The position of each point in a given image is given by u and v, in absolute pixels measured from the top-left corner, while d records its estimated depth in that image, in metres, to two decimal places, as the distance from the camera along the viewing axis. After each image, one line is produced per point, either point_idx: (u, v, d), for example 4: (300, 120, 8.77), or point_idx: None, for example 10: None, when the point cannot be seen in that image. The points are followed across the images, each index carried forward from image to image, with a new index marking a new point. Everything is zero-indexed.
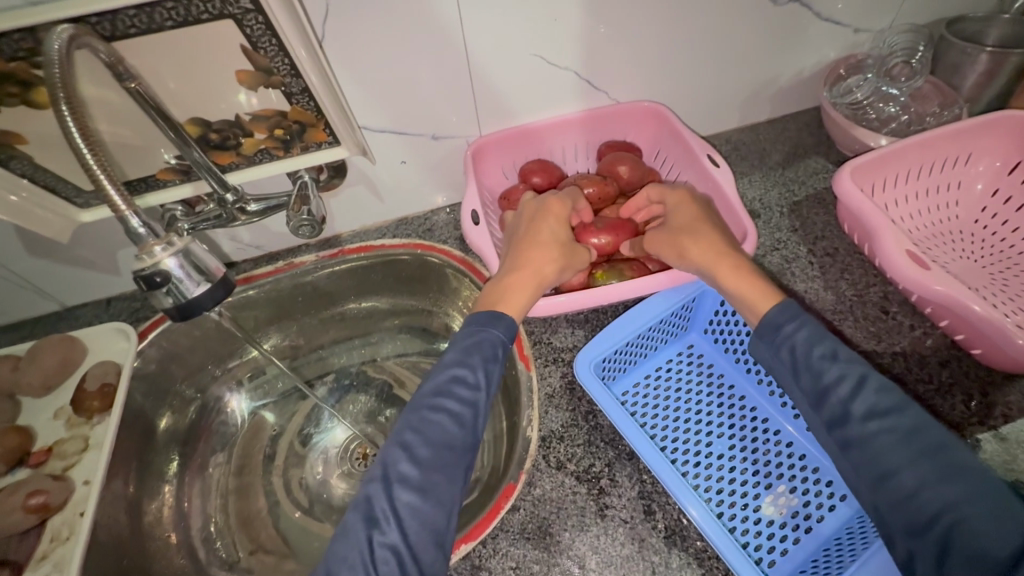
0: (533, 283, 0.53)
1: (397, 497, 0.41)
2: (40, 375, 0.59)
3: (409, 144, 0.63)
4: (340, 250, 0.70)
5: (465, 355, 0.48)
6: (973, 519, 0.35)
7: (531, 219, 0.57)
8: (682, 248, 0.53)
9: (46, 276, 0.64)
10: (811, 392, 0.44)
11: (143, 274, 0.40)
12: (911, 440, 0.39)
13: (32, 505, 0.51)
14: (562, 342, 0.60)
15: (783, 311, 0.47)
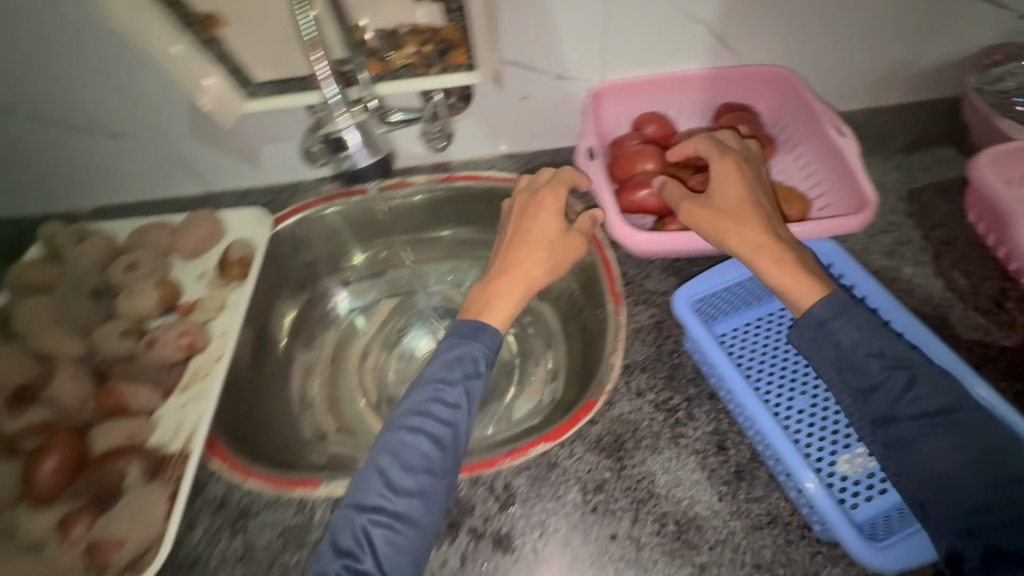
0: (520, 288, 0.53)
1: (372, 526, 0.43)
2: (193, 240, 0.68)
3: (534, 80, 0.67)
4: (451, 176, 0.75)
5: (444, 372, 0.49)
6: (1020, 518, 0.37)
7: (522, 218, 0.56)
8: (722, 236, 0.51)
9: (203, 159, 0.73)
10: (859, 388, 0.45)
11: (333, 136, 0.55)
12: (961, 441, 0.41)
13: (182, 342, 0.59)
14: (654, 286, 0.62)
15: (829, 306, 0.46)
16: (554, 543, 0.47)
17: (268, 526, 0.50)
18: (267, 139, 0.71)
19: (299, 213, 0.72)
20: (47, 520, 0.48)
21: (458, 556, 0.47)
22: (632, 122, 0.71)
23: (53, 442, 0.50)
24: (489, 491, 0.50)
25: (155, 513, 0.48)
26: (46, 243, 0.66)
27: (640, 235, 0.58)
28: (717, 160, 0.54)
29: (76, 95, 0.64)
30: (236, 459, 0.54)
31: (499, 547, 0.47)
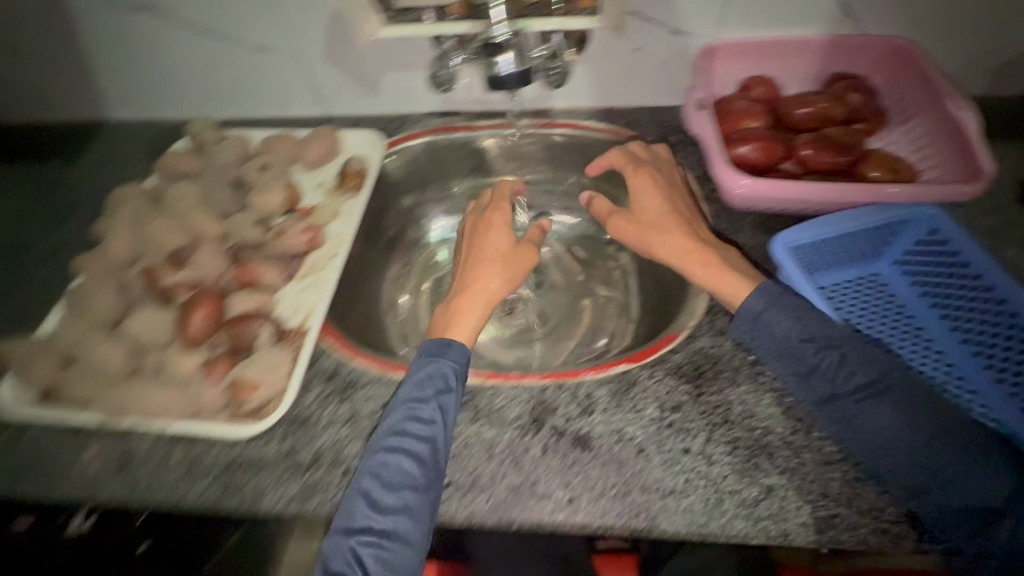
0: (481, 301, 0.58)
1: (360, 547, 0.44)
2: (316, 152, 0.74)
3: (651, 32, 0.69)
4: (552, 122, 0.79)
5: (418, 389, 0.51)
6: (966, 474, 0.42)
7: (474, 241, 0.62)
8: (650, 245, 0.59)
9: (329, 81, 0.79)
10: (800, 370, 0.49)
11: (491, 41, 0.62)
12: (903, 412, 0.45)
13: (305, 236, 0.66)
14: (745, 240, 0.64)
15: (762, 296, 0.51)
16: (630, 448, 0.51)
17: (373, 398, 0.56)
18: (390, 67, 0.77)
19: (409, 141, 0.80)
20: (191, 363, 0.55)
21: (540, 446, 0.51)
22: (740, 84, 0.72)
23: (200, 299, 0.57)
24: (572, 396, 0.54)
25: (279, 373, 0.55)
26: (193, 138, 0.73)
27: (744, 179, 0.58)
28: (634, 177, 0.63)
29: (239, 8, 0.72)
30: (345, 340, 0.60)
31: (577, 445, 0.51)
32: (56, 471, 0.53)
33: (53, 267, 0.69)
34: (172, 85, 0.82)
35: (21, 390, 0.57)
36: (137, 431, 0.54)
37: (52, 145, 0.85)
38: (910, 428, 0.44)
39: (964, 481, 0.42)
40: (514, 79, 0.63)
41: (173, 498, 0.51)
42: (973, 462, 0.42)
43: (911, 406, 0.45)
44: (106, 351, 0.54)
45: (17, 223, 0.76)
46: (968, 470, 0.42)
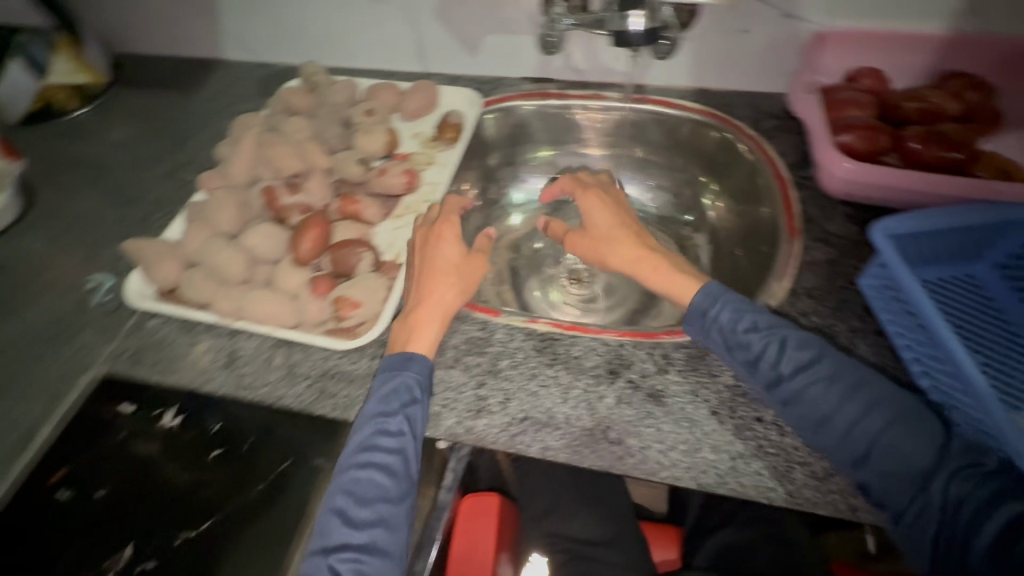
0: (437, 316, 0.55)
1: (338, 563, 0.46)
2: (416, 104, 0.78)
3: (761, 14, 0.69)
4: (644, 98, 0.79)
5: (384, 405, 0.51)
6: (898, 442, 0.46)
7: (425, 253, 0.59)
8: (603, 258, 0.61)
9: (433, 38, 0.83)
10: (747, 359, 0.51)
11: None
12: (842, 390, 0.48)
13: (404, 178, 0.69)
14: (834, 229, 0.64)
15: (706, 296, 0.54)
16: (702, 409, 0.52)
17: (457, 333, 0.59)
18: (494, 29, 0.79)
19: (503, 102, 0.82)
20: (296, 279, 0.59)
21: (614, 396, 0.53)
22: (846, 74, 0.71)
23: (311, 223, 0.61)
24: (649, 354, 0.56)
25: (378, 297, 0.59)
26: (307, 78, 0.78)
27: (846, 163, 0.61)
28: (582, 199, 0.65)
29: None
30: None
31: (650, 399, 0.53)
32: (173, 359, 0.60)
33: (174, 184, 0.77)
34: (286, 29, 0.86)
35: (145, 284, 0.64)
36: (245, 333, 0.60)
37: (177, 76, 0.93)
38: (850, 402, 0.47)
39: (896, 448, 0.46)
40: (642, 38, 0.59)
41: (273, 397, 0.57)
42: (905, 429, 0.46)
43: (850, 383, 0.48)
44: (227, 257, 0.58)
45: (143, 144, 0.84)
46: (901, 438, 0.46)
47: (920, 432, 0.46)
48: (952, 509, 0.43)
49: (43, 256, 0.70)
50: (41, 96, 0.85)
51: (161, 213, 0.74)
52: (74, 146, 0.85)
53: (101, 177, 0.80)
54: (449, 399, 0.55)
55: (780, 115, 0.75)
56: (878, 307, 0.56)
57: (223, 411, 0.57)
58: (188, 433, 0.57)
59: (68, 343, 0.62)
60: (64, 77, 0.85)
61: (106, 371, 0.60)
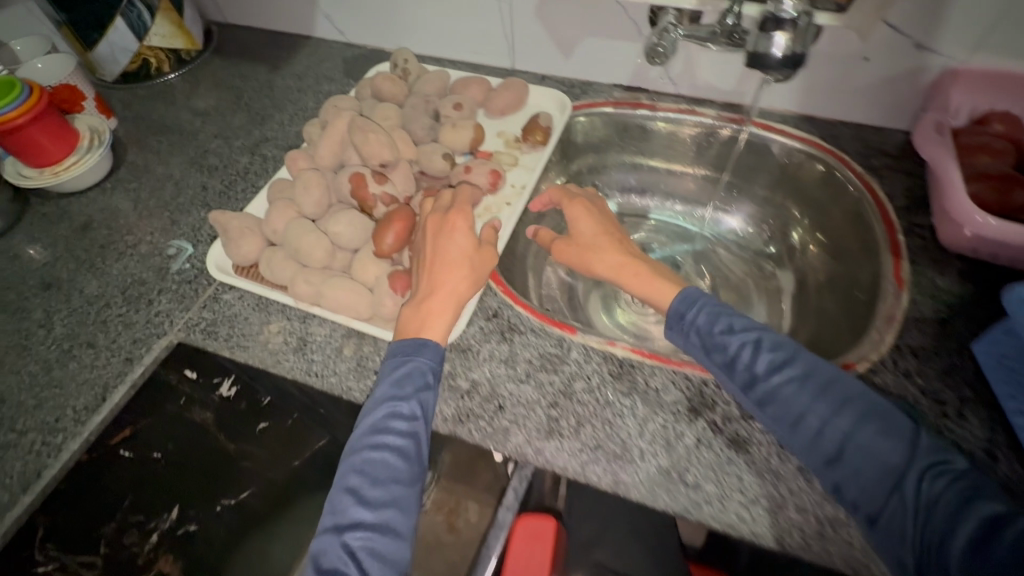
0: (450, 305, 0.53)
1: (352, 541, 0.43)
2: (504, 102, 0.76)
3: (890, 43, 0.64)
4: (742, 118, 0.75)
5: (396, 387, 0.49)
6: (867, 440, 0.43)
7: (438, 239, 0.55)
8: (590, 264, 0.60)
9: (527, 36, 0.80)
10: (721, 360, 0.50)
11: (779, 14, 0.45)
12: (815, 386, 0.46)
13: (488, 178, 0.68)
14: (947, 285, 0.59)
15: (684, 300, 0.55)
16: (789, 465, 0.49)
17: (531, 346, 0.57)
18: (593, 32, 0.76)
19: (591, 108, 0.79)
20: (375, 271, 0.58)
21: (693, 437, 0.50)
22: (975, 117, 0.65)
23: (395, 216, 0.59)
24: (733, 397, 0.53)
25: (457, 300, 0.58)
26: (399, 65, 0.76)
27: (977, 218, 0.56)
28: (568, 206, 0.64)
29: None
30: (508, 288, 0.62)
31: (732, 446, 0.50)
32: (246, 335, 0.60)
33: (257, 158, 0.77)
34: (380, 13, 0.86)
35: (224, 257, 0.64)
36: (318, 319, 0.60)
37: (266, 50, 0.94)
38: (822, 400, 0.45)
39: (866, 446, 0.43)
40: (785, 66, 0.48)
41: (341, 388, 0.55)
42: (875, 426, 0.44)
43: (821, 381, 0.46)
44: (313, 242, 0.58)
45: (229, 115, 0.84)
46: (872, 437, 0.43)
47: (889, 430, 0.43)
48: (927, 510, 0.40)
49: (129, 216, 0.71)
50: (139, 56, 0.86)
51: (242, 186, 0.74)
52: (164, 109, 0.86)
53: (188, 143, 0.81)
54: (519, 415, 0.53)
55: (892, 153, 0.70)
56: (997, 379, 0.51)
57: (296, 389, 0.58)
58: (241, 404, 0.60)
59: (146, 307, 0.62)
60: (162, 41, 0.87)
61: (180, 339, 0.60)
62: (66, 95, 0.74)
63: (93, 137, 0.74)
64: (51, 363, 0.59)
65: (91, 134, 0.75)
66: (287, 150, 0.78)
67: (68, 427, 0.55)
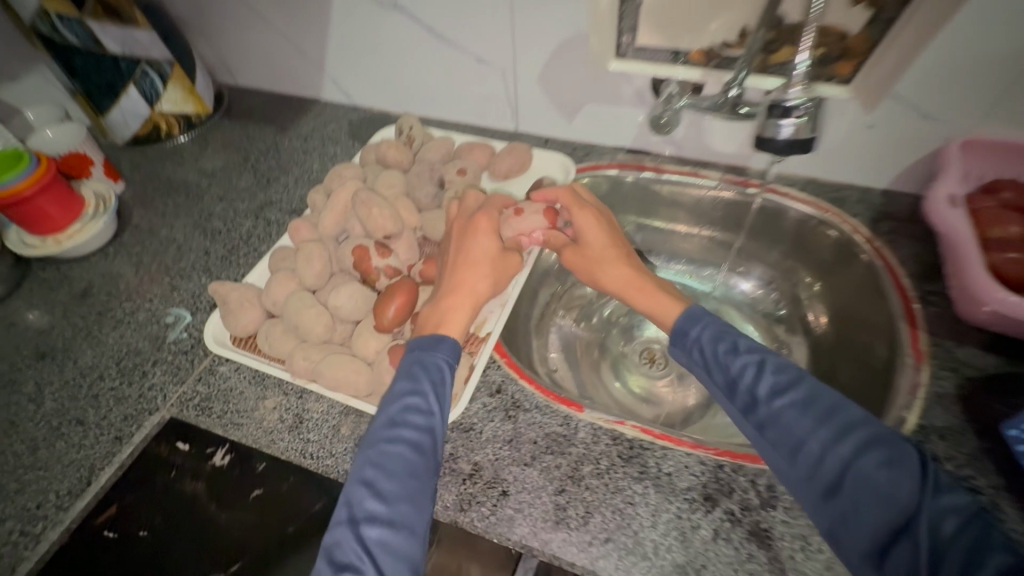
0: (467, 303, 0.57)
1: (365, 535, 0.43)
2: (508, 166, 0.76)
3: (896, 113, 0.62)
4: (747, 181, 0.75)
5: (414, 383, 0.50)
6: (868, 470, 0.41)
7: (463, 238, 0.60)
8: (596, 276, 0.64)
9: (532, 101, 0.81)
10: (722, 381, 0.51)
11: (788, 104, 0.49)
12: (818, 414, 0.45)
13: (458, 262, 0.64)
14: (969, 358, 0.57)
15: (688, 318, 0.56)
16: (815, 562, 0.45)
17: (536, 425, 0.55)
18: (595, 98, 0.77)
19: (594, 171, 0.80)
20: (375, 346, 0.57)
21: (711, 528, 0.47)
22: (983, 184, 0.63)
23: (398, 289, 0.58)
24: (751, 483, 0.50)
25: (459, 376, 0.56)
26: (403, 131, 0.77)
27: (996, 296, 0.53)
28: (577, 212, 0.65)
29: (473, 17, 0.73)
30: (512, 359, 0.60)
31: (751, 540, 0.47)
32: (240, 412, 0.58)
33: (260, 222, 0.77)
34: (388, 79, 0.87)
35: (222, 328, 0.63)
36: (315, 394, 0.58)
37: (274, 113, 0.96)
38: (822, 427, 0.44)
39: (867, 477, 0.41)
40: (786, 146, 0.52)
41: (338, 471, 0.53)
42: (879, 456, 0.41)
43: (825, 407, 0.45)
44: (313, 317, 0.57)
45: (234, 178, 0.85)
46: (874, 468, 0.41)
47: (892, 461, 0.41)
48: (934, 558, 0.37)
49: (130, 281, 0.71)
50: (150, 121, 0.88)
51: (244, 251, 0.73)
52: (172, 171, 0.87)
53: (193, 206, 0.81)
54: (523, 502, 0.50)
55: (899, 217, 0.69)
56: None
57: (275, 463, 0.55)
58: (233, 474, 0.55)
59: (140, 379, 0.61)
60: (173, 106, 0.89)
61: (173, 415, 0.58)
62: (74, 163, 0.75)
63: (99, 204, 0.74)
64: (37, 443, 0.57)
65: (97, 200, 0.75)
66: (291, 213, 0.78)
67: (50, 514, 0.52)
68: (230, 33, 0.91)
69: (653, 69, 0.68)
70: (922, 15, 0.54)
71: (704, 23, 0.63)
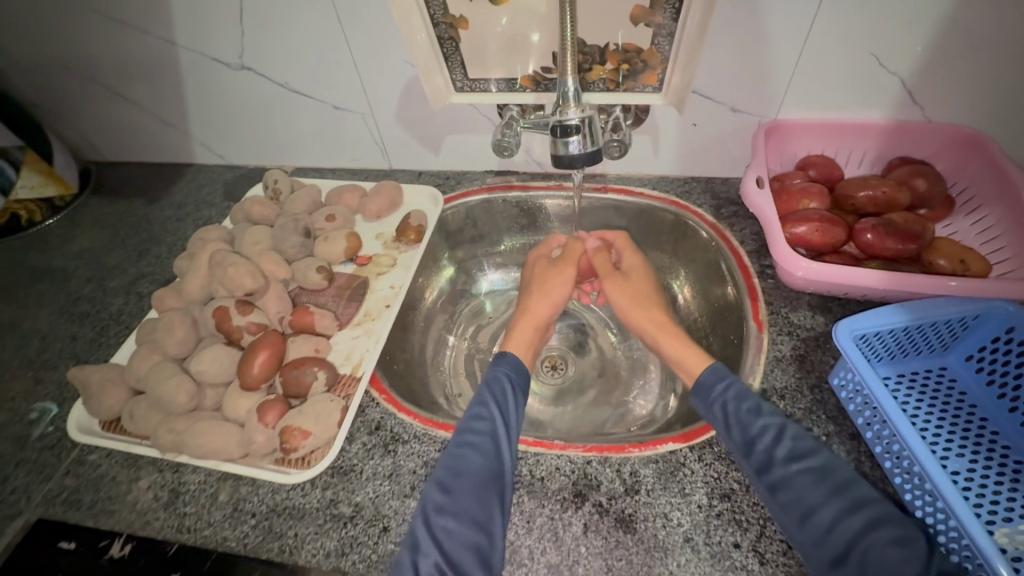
0: (531, 324, 0.68)
1: (435, 524, 0.47)
2: (378, 206, 0.78)
3: (710, 110, 0.69)
4: (604, 186, 0.79)
5: (480, 400, 0.56)
6: (880, 547, 0.42)
7: (531, 267, 0.75)
8: (634, 314, 0.68)
9: (395, 141, 0.84)
10: (740, 442, 0.50)
11: (565, 124, 0.57)
12: (831, 485, 0.46)
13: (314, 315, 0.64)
14: (801, 320, 0.62)
15: (714, 373, 0.56)
16: (675, 536, 0.48)
17: (415, 454, 0.56)
18: (451, 129, 0.80)
19: (465, 198, 0.82)
20: (246, 406, 0.57)
21: (581, 523, 0.50)
22: (799, 161, 0.71)
23: (262, 343, 0.59)
24: (616, 473, 0.53)
25: (331, 421, 0.56)
26: (269, 185, 0.79)
27: (803, 262, 0.58)
28: (630, 253, 0.74)
29: (315, 70, 0.75)
30: (391, 395, 0.61)
31: (620, 526, 0.49)
32: (112, 498, 0.56)
33: (131, 298, 0.76)
34: (252, 135, 0.88)
35: (88, 415, 0.61)
36: (191, 466, 0.57)
37: (146, 183, 0.95)
38: (838, 498, 0.45)
39: (878, 553, 0.42)
40: (583, 159, 0.58)
41: (215, 540, 0.52)
42: (889, 535, 0.42)
43: (842, 479, 0.46)
44: (174, 387, 0.56)
45: (105, 256, 0.83)
46: (885, 546, 0.42)
47: (903, 540, 0.42)
48: None
49: None
50: (7, 212, 0.85)
51: (114, 330, 0.72)
52: (37, 258, 0.84)
53: (59, 291, 0.79)
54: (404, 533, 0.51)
55: (740, 201, 0.75)
56: (850, 408, 0.54)
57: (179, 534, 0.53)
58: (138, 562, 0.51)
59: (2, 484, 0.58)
60: (30, 192, 0.86)
61: (38, 516, 0.55)
62: None
63: None
64: None
65: None
66: (162, 284, 0.77)
67: None
68: (86, 110, 0.90)
69: (494, 98, 0.74)
70: (701, 24, 0.61)
71: (524, 51, 0.68)
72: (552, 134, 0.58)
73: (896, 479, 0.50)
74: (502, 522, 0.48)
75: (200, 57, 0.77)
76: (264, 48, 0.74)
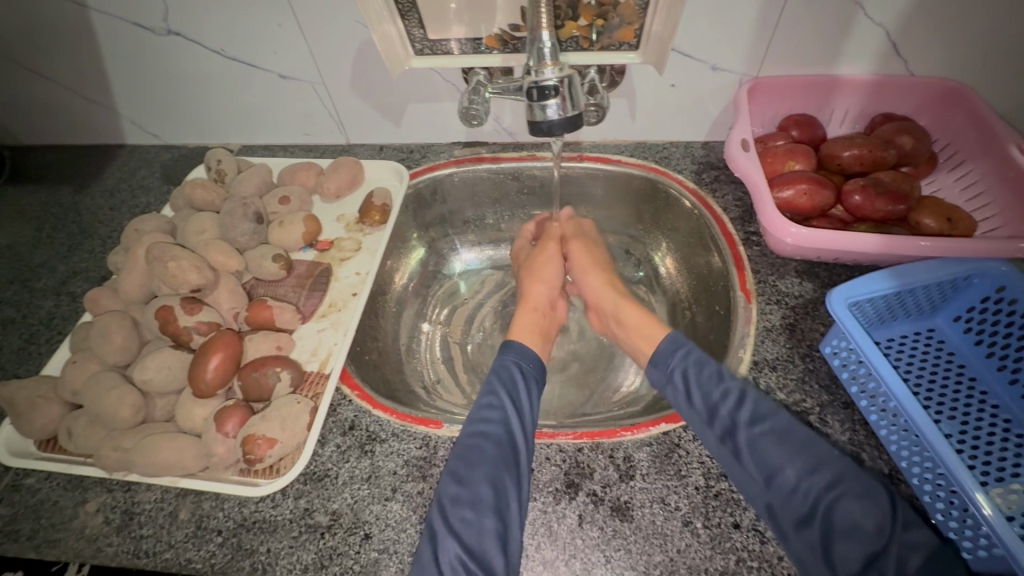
0: (532, 311, 0.64)
1: (450, 515, 0.43)
2: (336, 184, 0.72)
3: (690, 69, 0.64)
4: (581, 155, 0.74)
5: (490, 388, 0.53)
6: (842, 504, 0.41)
7: (526, 256, 0.72)
8: (592, 277, 0.68)
9: (351, 113, 0.76)
10: (703, 414, 0.49)
11: (542, 85, 0.51)
12: (794, 445, 0.45)
13: (268, 313, 0.58)
14: (788, 288, 0.60)
15: (673, 344, 0.56)
16: (674, 521, 0.46)
17: (395, 454, 0.52)
18: (413, 97, 0.73)
19: (431, 172, 0.76)
20: (201, 415, 0.51)
21: (575, 515, 0.47)
22: (780, 122, 0.68)
23: (217, 342, 0.53)
24: (609, 459, 0.50)
25: (299, 425, 0.51)
26: (212, 167, 0.71)
27: (793, 228, 0.55)
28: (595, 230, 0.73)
29: (253, 33, 0.67)
30: (365, 391, 0.57)
31: (615, 515, 0.47)
32: (56, 525, 0.50)
33: (63, 299, 0.68)
34: (189, 110, 0.79)
35: (20, 435, 0.55)
36: (144, 483, 0.52)
37: (71, 169, 0.85)
38: (798, 458, 0.44)
39: (842, 510, 0.41)
40: (563, 125, 0.53)
41: (178, 563, 0.47)
42: (852, 489, 0.41)
43: (798, 437, 0.45)
44: (116, 401, 0.50)
45: (28, 254, 0.74)
46: (848, 503, 0.41)
47: (865, 493, 0.41)
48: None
49: None
50: None
51: (46, 336, 0.65)
52: None
53: None
54: (388, 540, 0.47)
55: (720, 165, 0.72)
56: (843, 377, 0.53)
57: (136, 557, 0.48)
58: None
59: None
60: None
61: None
62: None
63: None
64: None
65: None
66: (98, 282, 0.70)
67: None
68: None
69: (457, 61, 0.67)
70: None
71: (488, 7, 0.62)
72: (528, 97, 0.53)
73: (892, 447, 0.49)
74: (519, 505, 0.45)
75: (117, 21, 0.68)
76: (191, 9, 0.65)
